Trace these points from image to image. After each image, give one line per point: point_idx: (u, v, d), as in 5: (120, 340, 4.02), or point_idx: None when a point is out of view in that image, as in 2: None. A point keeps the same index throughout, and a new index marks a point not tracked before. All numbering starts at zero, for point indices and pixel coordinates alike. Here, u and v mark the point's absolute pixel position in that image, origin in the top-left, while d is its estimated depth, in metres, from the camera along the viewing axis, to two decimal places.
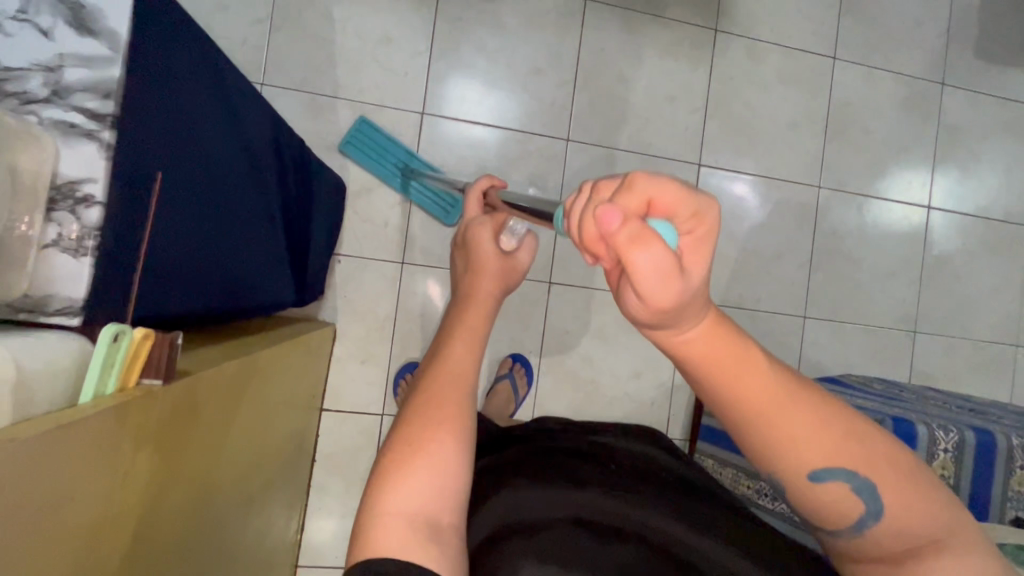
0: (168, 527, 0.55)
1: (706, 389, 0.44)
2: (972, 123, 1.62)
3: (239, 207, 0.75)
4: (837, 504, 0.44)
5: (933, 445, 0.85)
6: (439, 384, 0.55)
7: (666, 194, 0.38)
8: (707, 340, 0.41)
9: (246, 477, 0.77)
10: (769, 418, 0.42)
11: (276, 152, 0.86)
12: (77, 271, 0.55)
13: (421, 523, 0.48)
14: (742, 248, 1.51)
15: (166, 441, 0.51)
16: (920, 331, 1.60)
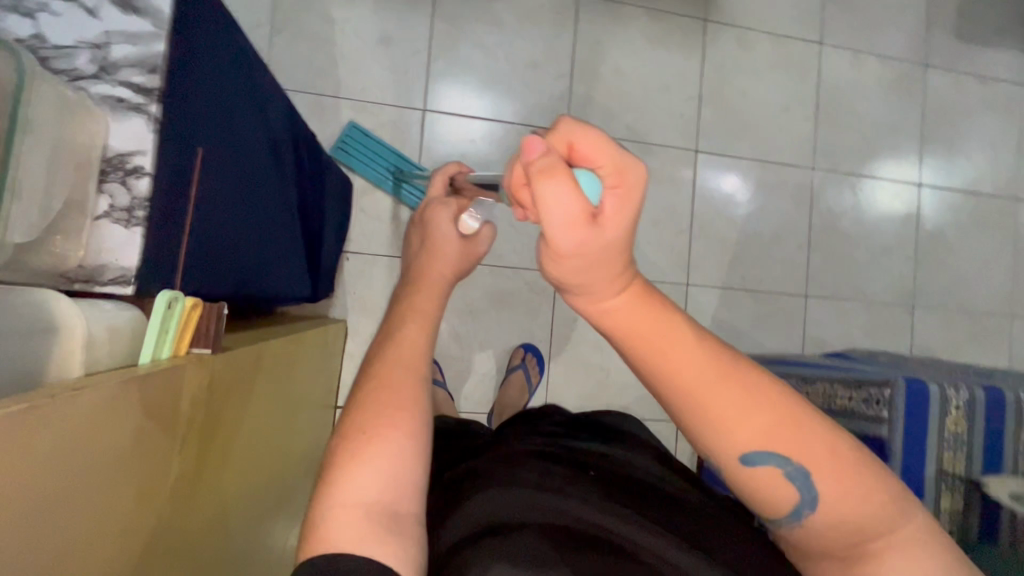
0: (190, 527, 0.53)
1: (640, 364, 0.45)
2: (956, 102, 1.67)
3: (267, 196, 0.78)
4: (770, 487, 0.45)
5: (944, 403, 0.87)
6: (388, 368, 0.54)
7: (585, 139, 0.40)
8: (626, 309, 0.44)
9: (268, 479, 0.77)
10: (701, 395, 0.44)
11: (296, 144, 0.89)
12: (128, 241, 0.58)
13: (379, 512, 0.45)
14: (741, 231, 1.54)
15: (193, 432, 0.51)
16: (918, 305, 1.64)
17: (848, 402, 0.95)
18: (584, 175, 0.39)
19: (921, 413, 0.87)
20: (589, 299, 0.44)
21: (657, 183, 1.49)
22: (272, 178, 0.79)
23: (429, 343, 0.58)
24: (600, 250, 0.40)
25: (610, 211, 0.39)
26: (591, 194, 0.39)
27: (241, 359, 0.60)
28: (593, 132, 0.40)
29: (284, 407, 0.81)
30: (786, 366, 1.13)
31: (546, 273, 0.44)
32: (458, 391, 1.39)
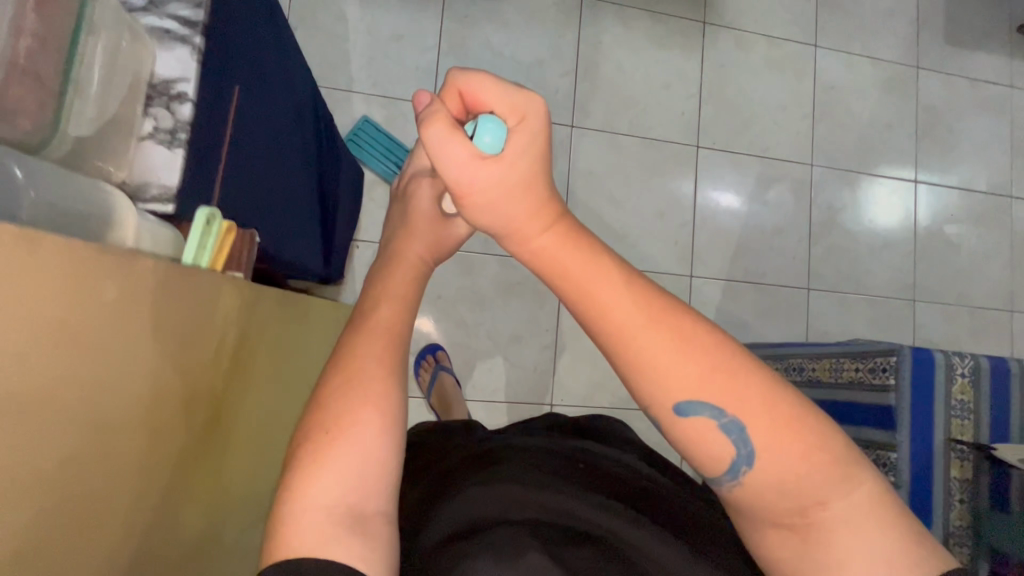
0: (182, 453, 0.62)
1: (578, 313, 0.44)
2: (949, 102, 1.72)
3: (284, 156, 0.91)
4: (705, 441, 0.44)
5: (950, 370, 0.88)
6: (361, 355, 0.52)
7: (469, 81, 0.47)
8: (552, 249, 0.44)
9: (223, 475, 0.72)
10: (632, 344, 0.43)
11: (315, 120, 1.01)
12: (170, 160, 0.74)
13: (343, 514, 0.46)
14: (744, 224, 1.57)
15: (180, 363, 0.60)
16: (919, 299, 1.65)
17: (855, 373, 0.95)
18: (486, 118, 0.44)
19: (927, 379, 0.87)
20: (521, 240, 0.45)
21: (659, 177, 1.53)
22: (293, 145, 0.93)
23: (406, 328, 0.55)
24: (507, 199, 0.44)
25: (509, 141, 0.44)
26: (486, 133, 0.44)
27: (211, 322, 0.65)
28: (473, 75, 0.46)
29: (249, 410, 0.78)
30: (790, 347, 1.14)
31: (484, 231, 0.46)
32: (466, 379, 1.39)
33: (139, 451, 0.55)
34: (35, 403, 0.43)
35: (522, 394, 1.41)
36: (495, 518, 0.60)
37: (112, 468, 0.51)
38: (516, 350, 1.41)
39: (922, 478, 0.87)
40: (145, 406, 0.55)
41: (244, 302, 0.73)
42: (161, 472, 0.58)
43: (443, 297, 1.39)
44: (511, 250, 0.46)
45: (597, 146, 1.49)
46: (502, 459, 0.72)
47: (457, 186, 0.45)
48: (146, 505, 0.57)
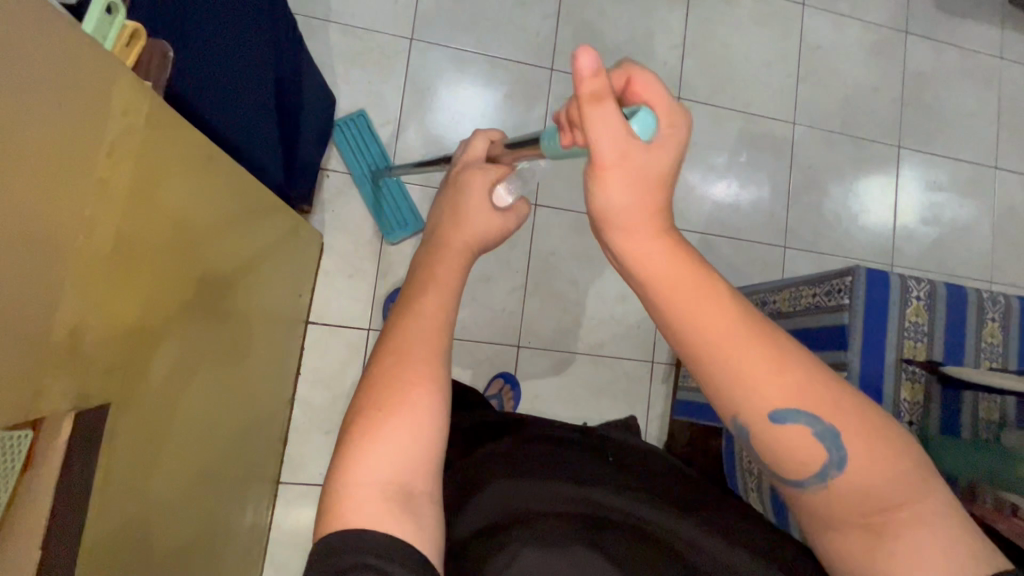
0: (117, 314, 0.49)
1: (678, 327, 0.44)
2: (937, 69, 1.70)
3: (242, 37, 0.80)
4: (799, 449, 0.43)
5: (905, 292, 0.87)
6: (412, 342, 0.52)
7: (648, 87, 0.45)
8: (669, 262, 0.44)
9: (169, 400, 0.63)
10: (720, 359, 0.43)
11: (274, 6, 0.89)
12: None
13: (395, 492, 0.46)
14: (722, 179, 1.56)
15: (132, 205, 0.48)
16: (897, 265, 1.64)
17: (811, 299, 0.93)
18: (644, 116, 0.44)
19: (881, 299, 0.86)
20: (635, 238, 0.45)
21: None
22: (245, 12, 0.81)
23: (451, 318, 0.55)
24: (634, 196, 0.44)
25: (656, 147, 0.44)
26: (641, 129, 0.44)
27: (190, 223, 0.60)
28: (651, 83, 0.45)
29: (204, 341, 0.70)
30: (752, 285, 1.13)
31: (590, 200, 0.45)
32: None
33: (67, 279, 0.42)
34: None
35: (489, 335, 1.40)
36: (541, 507, 0.61)
37: (26, 284, 0.39)
38: (486, 291, 1.40)
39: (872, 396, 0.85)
40: (88, 230, 0.43)
41: (206, 189, 0.62)
42: (96, 330, 0.46)
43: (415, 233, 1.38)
44: (616, 243, 0.46)
45: None
46: (530, 447, 0.72)
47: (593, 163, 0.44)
48: (114, 386, 0.50)
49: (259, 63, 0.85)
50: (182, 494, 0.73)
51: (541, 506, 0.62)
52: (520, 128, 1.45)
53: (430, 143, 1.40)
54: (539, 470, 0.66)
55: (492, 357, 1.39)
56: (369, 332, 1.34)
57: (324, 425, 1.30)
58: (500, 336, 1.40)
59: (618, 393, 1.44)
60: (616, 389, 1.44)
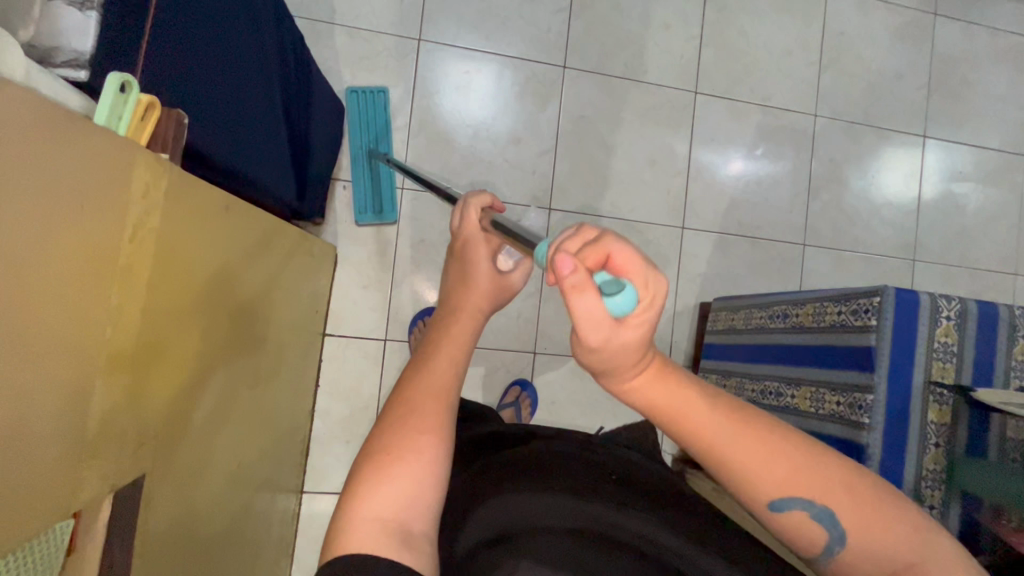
0: (144, 384, 0.49)
1: (682, 438, 0.44)
2: (965, 52, 1.63)
3: (250, 69, 0.76)
4: (802, 531, 0.44)
5: (935, 313, 0.85)
6: (419, 397, 0.53)
7: (620, 253, 0.38)
8: (651, 387, 0.43)
9: (191, 450, 0.63)
10: (734, 456, 0.43)
11: (278, 25, 0.85)
12: (83, 25, 0.52)
13: (396, 528, 0.45)
14: (739, 175, 1.52)
15: (156, 279, 0.47)
16: (919, 259, 1.60)
17: (837, 317, 0.92)
18: (624, 294, 0.37)
19: (910, 319, 0.84)
20: (615, 378, 0.42)
21: (655, 123, 1.47)
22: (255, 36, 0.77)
23: (457, 376, 0.57)
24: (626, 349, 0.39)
25: (635, 321, 0.38)
26: (631, 298, 0.37)
27: (204, 277, 0.59)
28: (620, 249, 0.38)
29: (223, 385, 0.70)
30: (774, 295, 1.11)
31: (578, 359, 0.42)
32: None
33: (96, 370, 0.41)
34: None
35: (505, 342, 1.39)
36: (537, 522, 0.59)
37: (60, 385, 0.38)
38: None
39: (899, 420, 0.84)
40: (114, 320, 0.42)
41: (219, 237, 0.61)
42: (123, 406, 0.46)
43: (428, 241, 1.36)
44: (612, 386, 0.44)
45: (589, 89, 1.43)
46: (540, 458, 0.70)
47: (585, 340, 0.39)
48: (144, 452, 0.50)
49: (269, 88, 0.81)
50: (215, 526, 0.75)
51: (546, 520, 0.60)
52: (532, 129, 1.41)
53: (440, 147, 1.37)
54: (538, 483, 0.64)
55: (508, 363, 1.39)
56: (386, 342, 1.34)
57: (343, 436, 1.32)
58: (515, 343, 1.40)
59: None
60: None
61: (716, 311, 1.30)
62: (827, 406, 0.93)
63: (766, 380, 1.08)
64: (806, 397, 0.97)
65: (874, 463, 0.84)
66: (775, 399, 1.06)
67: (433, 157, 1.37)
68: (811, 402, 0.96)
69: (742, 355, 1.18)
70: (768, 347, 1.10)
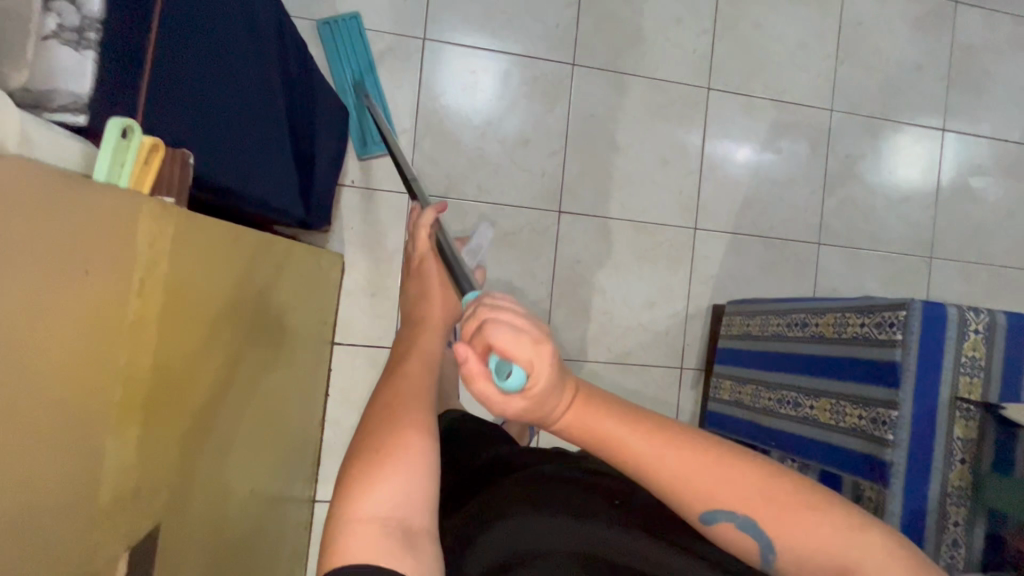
0: (160, 431, 0.48)
1: (613, 460, 0.46)
2: (987, 41, 1.57)
3: (247, 82, 0.75)
4: (734, 538, 0.46)
5: (963, 326, 0.83)
6: (403, 395, 0.50)
7: (502, 342, 0.38)
8: (576, 421, 0.44)
9: (205, 478, 0.62)
10: (660, 469, 0.45)
11: (280, 38, 0.86)
12: (79, 66, 0.53)
13: (394, 526, 0.43)
14: (752, 173, 1.48)
15: (167, 325, 0.46)
16: (936, 256, 1.57)
17: (859, 329, 0.90)
18: (512, 377, 0.39)
19: (937, 334, 0.82)
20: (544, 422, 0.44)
21: (666, 121, 1.43)
22: (256, 55, 0.77)
23: (434, 377, 0.55)
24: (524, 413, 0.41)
25: (532, 393, 0.40)
26: (520, 377, 0.39)
27: (213, 303, 0.57)
28: (501, 336, 0.38)
29: (232, 405, 0.69)
30: (793, 302, 1.09)
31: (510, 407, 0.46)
32: None
33: (110, 428, 0.41)
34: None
35: None
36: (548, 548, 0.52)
37: (66, 447, 0.37)
38: None
39: (924, 436, 0.82)
40: (125, 378, 0.41)
41: (224, 269, 0.59)
42: (135, 456, 0.44)
43: None
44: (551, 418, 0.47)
45: (599, 87, 1.39)
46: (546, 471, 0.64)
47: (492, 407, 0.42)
48: (158, 494, 0.49)
49: (272, 104, 0.82)
50: (232, 544, 0.75)
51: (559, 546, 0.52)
52: (540, 130, 1.37)
53: (447, 150, 1.34)
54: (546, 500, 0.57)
55: None
56: None
57: None
58: None
59: (647, 399, 1.43)
60: (643, 397, 1.43)
61: (730, 316, 1.28)
62: (847, 419, 0.91)
63: (783, 388, 1.06)
64: (826, 408, 0.95)
65: (898, 480, 0.82)
66: (791, 408, 1.03)
67: (440, 161, 1.34)
68: (831, 414, 0.94)
69: (757, 362, 1.16)
70: (785, 356, 1.08)
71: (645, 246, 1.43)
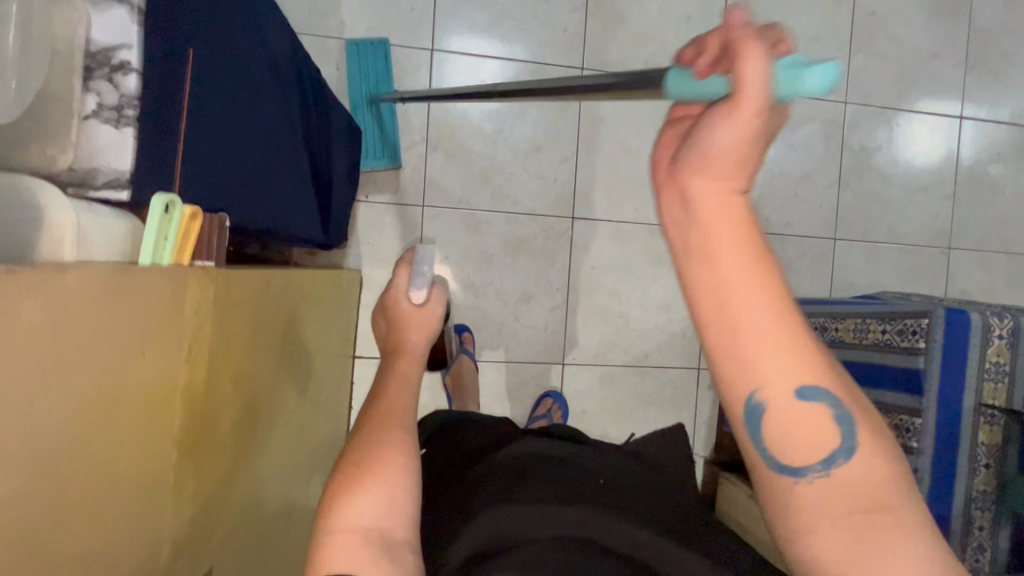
0: (210, 466, 0.57)
1: (710, 309, 0.39)
2: (1006, 24, 1.54)
3: (262, 126, 0.83)
4: (816, 433, 0.39)
5: (986, 333, 0.82)
6: (382, 422, 0.56)
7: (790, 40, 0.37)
8: (720, 202, 0.38)
9: (241, 485, 0.66)
10: (752, 326, 0.38)
11: (297, 72, 0.89)
12: (120, 140, 0.73)
13: (377, 536, 0.49)
14: (766, 170, 1.47)
15: (210, 379, 0.56)
16: (954, 247, 1.56)
17: (880, 335, 0.90)
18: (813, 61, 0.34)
19: (960, 342, 0.82)
20: (702, 178, 0.37)
21: None
22: (275, 103, 0.84)
23: (414, 399, 0.60)
24: (749, 133, 0.35)
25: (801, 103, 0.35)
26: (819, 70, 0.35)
27: (230, 325, 0.59)
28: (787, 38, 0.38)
29: (266, 411, 0.71)
30: (811, 304, 1.08)
31: (704, 151, 0.36)
32: (476, 341, 1.36)
33: (166, 468, 0.50)
34: (45, 428, 0.38)
35: (533, 355, 1.39)
36: (522, 533, 0.65)
37: (70, 488, 0.41)
38: (527, 310, 1.38)
39: (947, 443, 0.83)
40: (176, 428, 0.51)
41: (262, 322, 0.67)
42: (140, 479, 0.48)
43: (451, 258, 1.35)
44: (667, 201, 0.39)
45: None
46: (531, 471, 0.76)
47: (722, 104, 0.35)
48: (181, 510, 0.53)
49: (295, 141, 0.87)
50: (272, 541, 0.80)
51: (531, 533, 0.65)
52: (551, 136, 1.37)
53: (459, 160, 1.34)
54: (517, 493, 0.70)
55: (537, 375, 1.39)
56: None
57: None
58: (544, 355, 1.39)
59: (664, 400, 1.44)
60: (661, 398, 1.44)
61: None
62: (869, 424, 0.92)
63: None
64: None
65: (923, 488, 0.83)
66: None
67: (452, 171, 1.34)
68: None
69: None
70: None
71: (659, 249, 1.43)
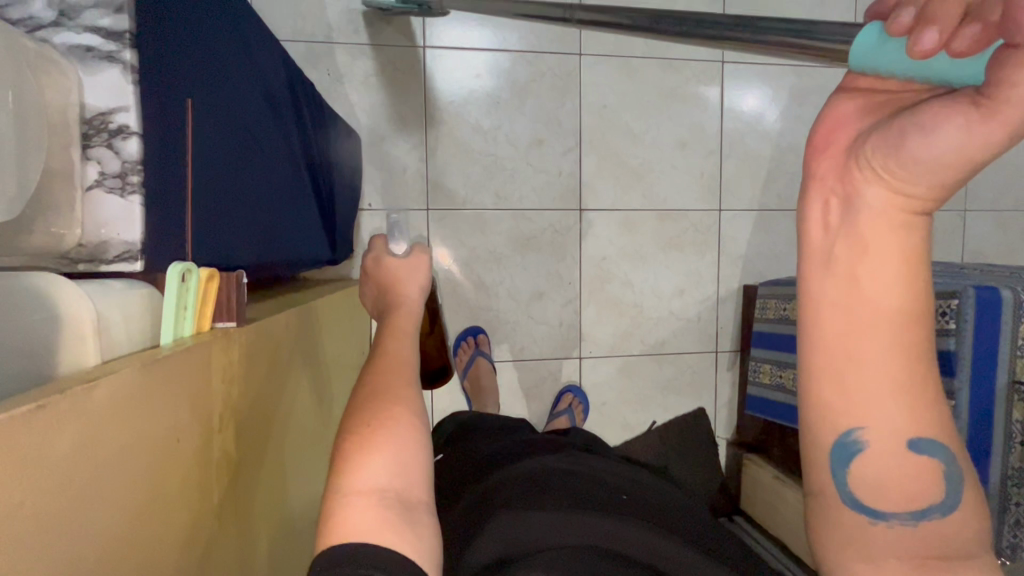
0: (249, 514, 0.59)
1: (854, 308, 0.43)
2: None
3: (264, 148, 0.81)
4: (917, 479, 0.44)
5: (1019, 308, 0.81)
6: (384, 378, 0.57)
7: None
8: (881, 216, 0.42)
9: (275, 524, 0.66)
10: (890, 348, 0.43)
11: (289, 94, 0.90)
12: (128, 210, 0.64)
13: (392, 498, 0.48)
14: (776, 145, 1.43)
15: (236, 428, 0.56)
16: (970, 209, 1.52)
17: None
18: None
19: (994, 321, 0.80)
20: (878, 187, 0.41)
21: (682, 101, 1.38)
22: (273, 128, 0.84)
23: (412, 349, 0.62)
24: (965, 149, 0.37)
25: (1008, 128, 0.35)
26: None
27: (248, 378, 0.59)
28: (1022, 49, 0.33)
29: (292, 445, 0.72)
30: None
31: (894, 163, 0.39)
32: (491, 341, 1.36)
33: (213, 536, 0.52)
34: (103, 543, 0.39)
35: (549, 351, 1.38)
36: (543, 541, 0.64)
37: None
38: (540, 306, 1.37)
39: (981, 422, 0.82)
40: (213, 496, 0.52)
41: (279, 344, 0.67)
42: (188, 557, 0.48)
43: (459, 260, 1.32)
44: (821, 195, 0.44)
45: (609, 76, 1.34)
46: (549, 475, 0.75)
47: (966, 107, 0.35)
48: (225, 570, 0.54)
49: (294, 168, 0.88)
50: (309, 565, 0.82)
51: (543, 539, 0.64)
52: (552, 127, 1.33)
53: (460, 159, 1.31)
54: (533, 498, 0.69)
55: (556, 372, 1.38)
56: None
57: None
58: (560, 350, 1.38)
59: (683, 386, 1.44)
60: (681, 384, 1.44)
61: (764, 299, 1.29)
62: None
63: None
64: None
65: None
66: None
67: (453, 172, 1.31)
68: None
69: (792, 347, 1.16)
70: None
71: (669, 234, 1.40)
